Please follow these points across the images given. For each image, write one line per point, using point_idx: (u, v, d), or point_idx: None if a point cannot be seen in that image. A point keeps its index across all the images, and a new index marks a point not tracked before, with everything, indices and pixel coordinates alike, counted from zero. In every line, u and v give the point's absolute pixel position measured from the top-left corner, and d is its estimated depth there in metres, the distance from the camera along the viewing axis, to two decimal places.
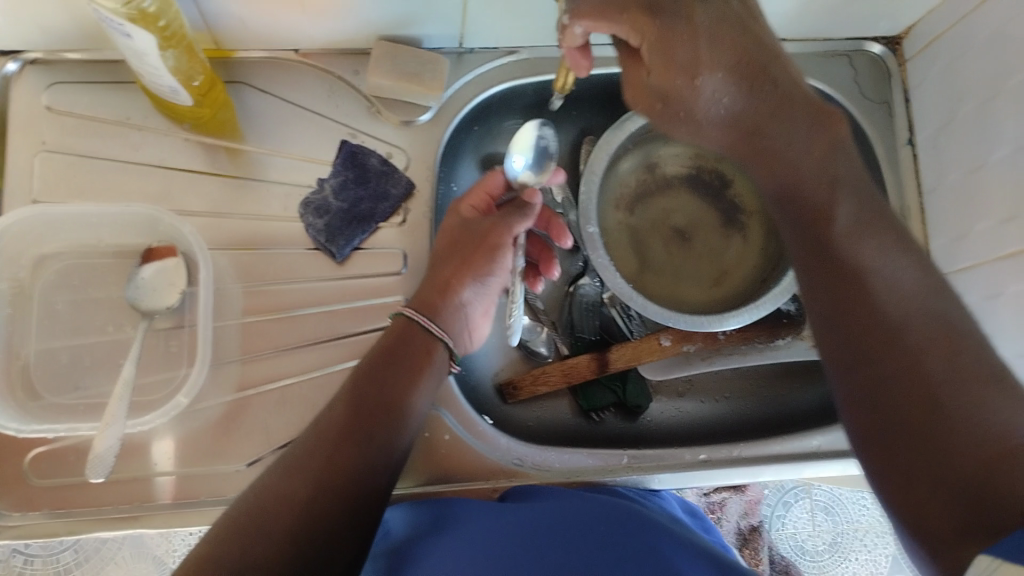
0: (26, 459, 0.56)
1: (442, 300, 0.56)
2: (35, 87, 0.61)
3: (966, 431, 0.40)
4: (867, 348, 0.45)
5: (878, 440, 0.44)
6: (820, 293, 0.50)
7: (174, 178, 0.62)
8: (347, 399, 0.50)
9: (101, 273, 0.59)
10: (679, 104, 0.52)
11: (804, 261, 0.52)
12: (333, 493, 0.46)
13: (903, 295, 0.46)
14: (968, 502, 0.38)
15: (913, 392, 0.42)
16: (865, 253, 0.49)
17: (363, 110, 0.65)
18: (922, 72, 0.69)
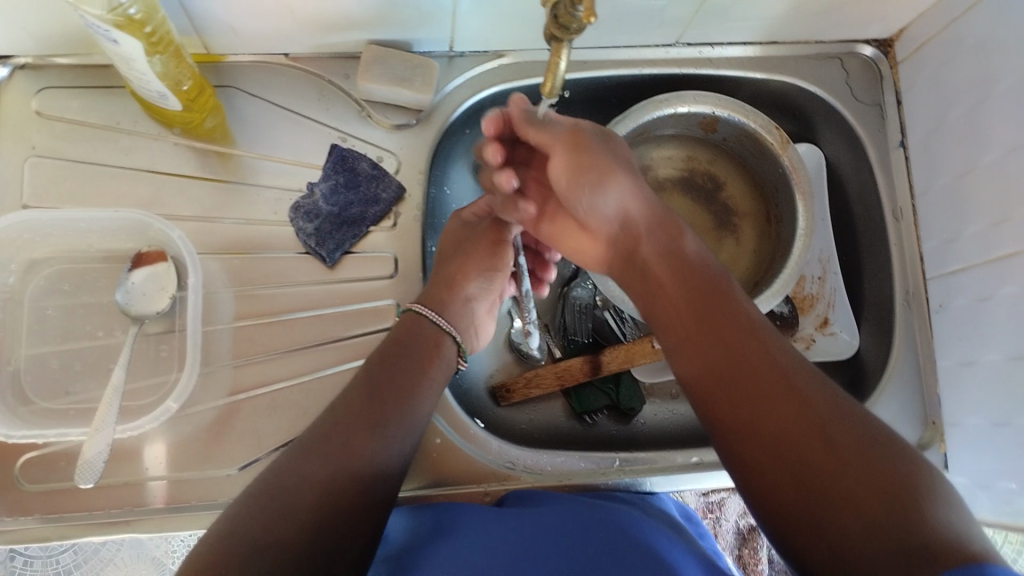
0: (17, 464, 0.56)
1: (448, 296, 0.60)
2: (26, 92, 0.62)
3: (870, 471, 0.38)
4: (754, 399, 0.44)
5: (777, 489, 0.41)
6: (700, 344, 0.48)
7: (165, 183, 0.62)
8: (364, 385, 0.51)
9: (91, 278, 0.59)
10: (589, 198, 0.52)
11: (679, 328, 0.49)
12: (352, 471, 0.46)
13: (783, 355, 0.46)
14: (891, 537, 0.36)
15: (807, 434, 0.41)
16: (735, 312, 0.48)
17: (354, 114, 0.65)
18: (913, 75, 0.69)
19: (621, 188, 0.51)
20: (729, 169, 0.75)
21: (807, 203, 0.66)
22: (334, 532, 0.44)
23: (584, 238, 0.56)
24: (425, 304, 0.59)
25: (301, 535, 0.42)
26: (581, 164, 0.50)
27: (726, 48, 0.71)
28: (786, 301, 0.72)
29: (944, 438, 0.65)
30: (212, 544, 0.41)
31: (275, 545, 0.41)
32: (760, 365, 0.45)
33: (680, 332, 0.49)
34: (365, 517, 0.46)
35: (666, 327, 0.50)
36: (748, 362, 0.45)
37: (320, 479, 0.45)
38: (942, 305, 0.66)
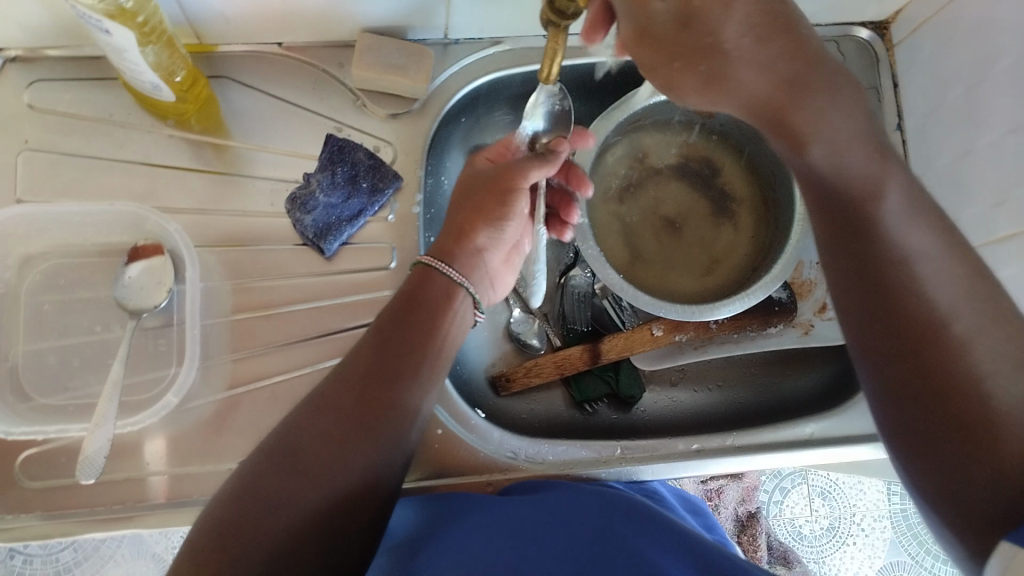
0: (16, 461, 0.56)
1: (457, 247, 0.56)
2: (17, 85, 0.61)
3: (1015, 426, 0.39)
4: (912, 343, 0.44)
5: (913, 429, 0.43)
6: (854, 291, 0.48)
7: (160, 176, 0.61)
8: (374, 342, 0.50)
9: (86, 272, 0.58)
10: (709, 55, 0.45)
11: (825, 226, 0.51)
12: (368, 434, 0.46)
13: (947, 294, 0.44)
14: (1015, 494, 0.38)
15: (944, 369, 0.42)
16: (931, 256, 0.46)
17: (349, 103, 0.64)
18: (910, 57, 0.69)
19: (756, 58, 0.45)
20: (727, 154, 0.74)
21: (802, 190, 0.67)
22: (346, 499, 0.45)
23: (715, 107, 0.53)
24: (437, 257, 0.56)
25: (314, 504, 0.43)
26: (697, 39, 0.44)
27: None
28: (784, 288, 0.71)
29: None
30: (223, 517, 0.42)
31: (286, 515, 0.42)
32: (918, 313, 0.44)
33: (846, 276, 0.49)
34: (379, 482, 0.47)
35: (829, 258, 0.51)
36: (887, 309, 0.46)
37: (339, 440, 0.45)
38: None
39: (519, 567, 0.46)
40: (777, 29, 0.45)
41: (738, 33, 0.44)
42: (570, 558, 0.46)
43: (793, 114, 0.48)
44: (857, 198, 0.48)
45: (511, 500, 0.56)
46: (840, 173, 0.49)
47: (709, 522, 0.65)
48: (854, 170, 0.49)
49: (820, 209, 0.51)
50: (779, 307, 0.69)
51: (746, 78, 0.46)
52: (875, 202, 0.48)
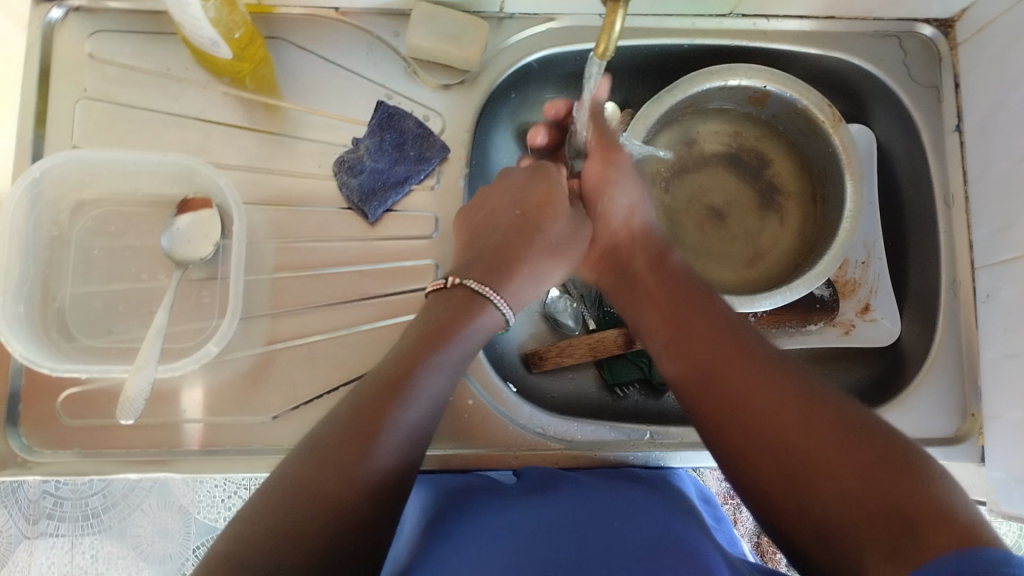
0: (59, 400, 0.58)
1: (514, 278, 0.57)
2: (80, 35, 0.62)
3: (849, 453, 0.39)
4: (742, 407, 0.45)
5: (768, 483, 0.42)
6: (696, 366, 0.49)
7: (212, 131, 0.62)
8: (380, 381, 0.48)
9: (136, 220, 0.60)
10: (605, 169, 0.61)
11: (665, 319, 0.54)
12: (381, 454, 0.45)
13: (774, 364, 0.46)
14: (882, 506, 0.36)
15: (788, 428, 0.42)
16: (750, 341, 0.49)
17: (400, 71, 0.65)
18: (973, 58, 0.67)
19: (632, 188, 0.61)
20: (777, 148, 0.74)
21: (856, 185, 0.66)
22: (363, 523, 0.43)
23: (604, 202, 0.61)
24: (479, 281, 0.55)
25: (335, 530, 0.41)
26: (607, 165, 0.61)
27: (782, 22, 0.69)
28: (827, 285, 0.72)
29: (982, 430, 0.65)
30: (235, 541, 0.39)
31: (304, 539, 0.40)
32: (749, 375, 0.46)
33: (687, 357, 0.50)
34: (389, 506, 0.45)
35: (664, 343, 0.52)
36: (721, 375, 0.47)
37: (350, 467, 0.43)
38: (987, 295, 0.65)
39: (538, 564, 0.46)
40: (613, 163, 0.61)
41: (613, 175, 0.61)
42: (575, 561, 0.46)
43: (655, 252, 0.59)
44: (698, 295, 0.54)
45: (516, 495, 0.56)
46: (688, 279, 0.56)
47: (722, 518, 0.66)
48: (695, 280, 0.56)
49: (664, 307, 0.54)
50: (820, 305, 0.71)
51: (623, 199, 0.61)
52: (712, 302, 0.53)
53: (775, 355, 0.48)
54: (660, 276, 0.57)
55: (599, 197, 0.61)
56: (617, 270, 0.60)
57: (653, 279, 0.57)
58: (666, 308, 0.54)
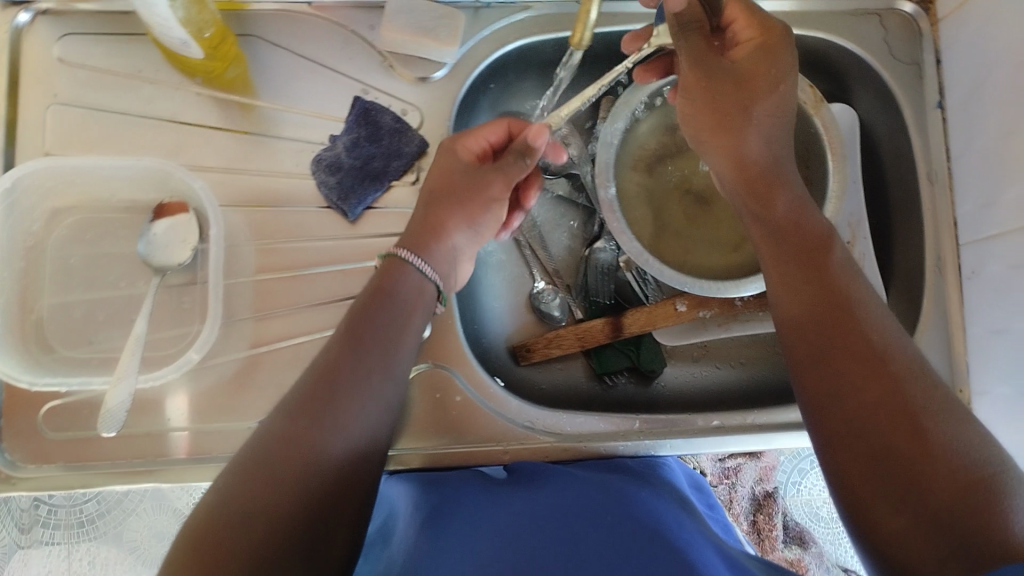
0: (41, 413, 0.57)
1: (435, 244, 0.56)
2: (47, 39, 0.61)
3: (946, 461, 0.39)
4: (845, 389, 0.44)
5: (849, 468, 0.42)
6: (810, 330, 0.47)
7: (187, 133, 0.61)
8: (343, 344, 0.50)
9: (113, 227, 0.59)
10: (746, 93, 0.53)
11: (806, 300, 0.48)
12: (335, 432, 0.46)
13: (888, 344, 0.45)
14: (958, 527, 0.37)
15: (889, 419, 0.41)
16: (874, 319, 0.46)
17: (376, 65, 0.63)
18: (955, 33, 0.67)
19: (765, 118, 0.53)
20: None
21: (838, 164, 0.65)
22: (321, 498, 0.43)
23: (721, 139, 0.54)
24: (409, 248, 0.55)
25: (292, 506, 0.42)
26: (740, 86, 0.53)
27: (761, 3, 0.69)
28: None
29: (971, 406, 0.65)
30: (212, 512, 0.41)
31: (276, 502, 0.42)
32: (864, 359, 0.44)
33: (796, 317, 0.49)
34: (351, 483, 0.46)
35: (790, 312, 0.49)
36: (836, 347, 0.46)
37: (303, 443, 0.44)
38: (973, 271, 0.65)
39: (534, 560, 0.46)
40: (754, 87, 0.53)
41: (766, 103, 0.53)
42: (566, 559, 0.46)
43: (763, 183, 0.53)
44: (818, 254, 0.50)
45: (502, 495, 0.55)
46: (800, 225, 0.52)
47: (712, 504, 0.66)
48: (814, 229, 0.52)
49: (773, 267, 0.51)
50: None
51: (761, 130, 0.53)
52: (829, 265, 0.50)
53: (900, 336, 0.46)
54: (767, 220, 0.53)
55: (733, 118, 0.53)
56: (760, 190, 0.53)
57: (760, 235, 0.53)
58: (788, 277, 0.50)
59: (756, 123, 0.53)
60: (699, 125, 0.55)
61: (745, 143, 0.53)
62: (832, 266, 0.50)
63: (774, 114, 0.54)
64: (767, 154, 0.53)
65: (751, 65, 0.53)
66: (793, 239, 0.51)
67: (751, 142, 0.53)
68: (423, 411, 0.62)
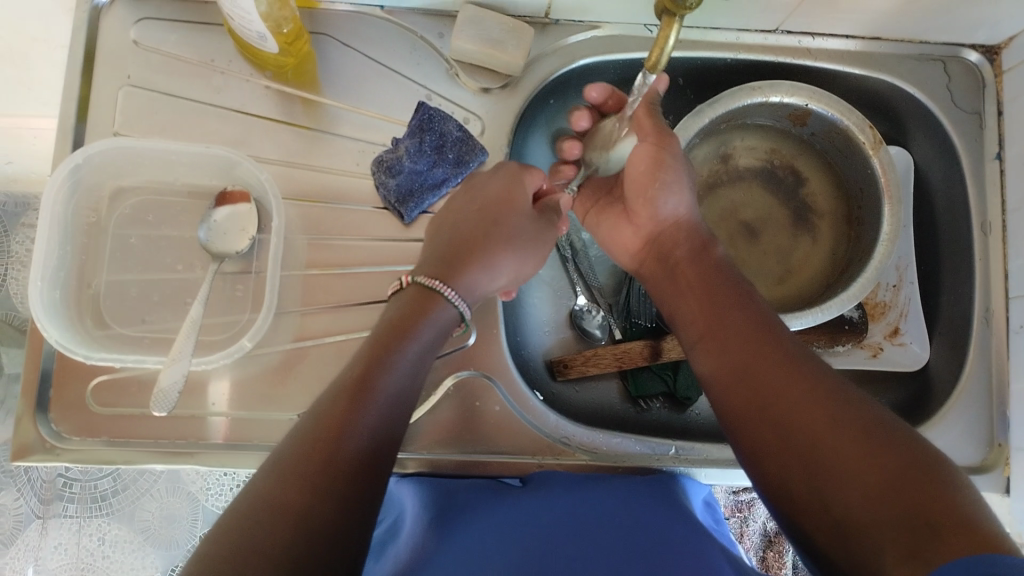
0: (88, 387, 0.58)
1: (463, 266, 0.54)
2: (125, 21, 0.62)
3: (877, 441, 0.39)
4: (771, 399, 0.43)
5: (779, 467, 0.42)
6: (725, 349, 0.48)
7: (252, 124, 0.62)
8: (347, 376, 0.46)
9: (174, 210, 0.60)
10: (668, 174, 0.56)
11: (721, 323, 0.49)
12: (338, 470, 0.41)
13: (802, 353, 0.46)
14: (903, 505, 0.36)
15: (817, 414, 0.41)
16: (784, 332, 0.48)
17: (442, 72, 0.64)
18: (1019, 86, 0.67)
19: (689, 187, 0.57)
20: (813, 166, 0.74)
21: (894, 209, 0.65)
22: (337, 519, 0.40)
23: (626, 231, 0.61)
24: (432, 276, 0.54)
25: (285, 549, 0.37)
26: (661, 165, 0.56)
27: (827, 40, 0.69)
28: (856, 307, 0.71)
29: (1008, 460, 0.64)
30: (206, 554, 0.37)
31: (267, 546, 0.37)
32: (780, 364, 0.45)
33: (714, 342, 0.49)
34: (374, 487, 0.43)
35: (705, 341, 0.50)
36: (755, 358, 0.46)
37: (321, 454, 0.42)
38: (1022, 326, 0.65)
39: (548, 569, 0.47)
40: (671, 152, 0.56)
41: (680, 172, 0.57)
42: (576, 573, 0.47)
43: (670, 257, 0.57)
44: (736, 284, 0.52)
45: (517, 500, 0.56)
46: (723, 264, 0.54)
47: None
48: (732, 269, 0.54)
49: (687, 304, 0.53)
50: (848, 326, 0.70)
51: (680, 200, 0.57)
52: (747, 290, 0.51)
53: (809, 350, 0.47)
54: (700, 260, 0.55)
55: (657, 180, 0.56)
56: (660, 259, 0.57)
57: (687, 273, 0.54)
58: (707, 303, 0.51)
59: (670, 193, 0.57)
60: (632, 189, 0.58)
61: (639, 215, 0.59)
62: (747, 289, 0.51)
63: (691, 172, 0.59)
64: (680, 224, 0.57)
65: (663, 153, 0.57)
66: (718, 274, 0.53)
67: (666, 214, 0.57)
68: (460, 417, 0.62)
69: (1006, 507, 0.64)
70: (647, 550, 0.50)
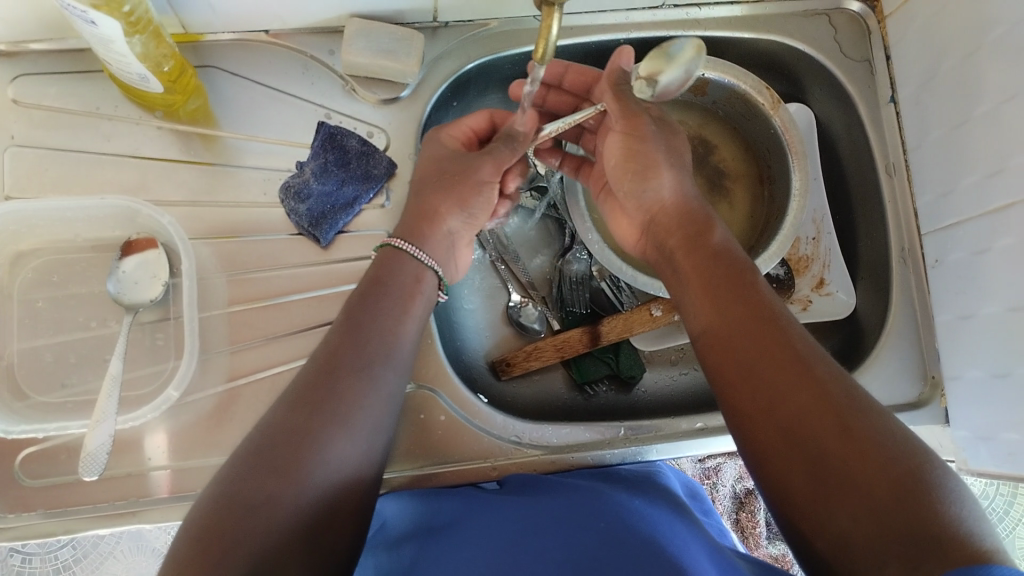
0: (17, 461, 0.55)
1: (429, 230, 0.56)
2: (1, 80, 0.60)
3: (879, 452, 0.39)
4: (776, 398, 0.44)
5: (788, 473, 0.42)
6: (731, 339, 0.48)
7: (150, 167, 0.61)
8: (341, 336, 0.49)
9: (80, 267, 0.58)
10: (637, 161, 0.58)
11: (725, 313, 0.49)
12: (335, 435, 0.45)
13: (809, 347, 0.46)
14: (901, 519, 0.37)
15: (823, 419, 0.42)
16: (791, 326, 0.47)
17: (339, 88, 0.63)
18: (901, 29, 0.69)
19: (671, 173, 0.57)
20: (720, 133, 0.75)
21: (800, 164, 0.67)
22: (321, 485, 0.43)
23: (626, 223, 0.62)
24: (403, 237, 0.55)
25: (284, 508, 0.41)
26: (631, 151, 0.58)
27: (713, 8, 0.70)
28: (781, 264, 0.73)
29: (943, 392, 0.66)
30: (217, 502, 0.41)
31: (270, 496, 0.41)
32: (784, 362, 0.45)
33: (718, 331, 0.49)
34: (363, 462, 0.47)
35: (710, 327, 0.50)
36: (760, 354, 0.46)
37: (317, 412, 0.45)
38: (936, 260, 0.66)
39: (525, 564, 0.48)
40: (644, 140, 0.58)
41: (656, 153, 0.58)
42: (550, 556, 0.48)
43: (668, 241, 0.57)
44: (736, 270, 0.51)
45: (498, 501, 0.56)
46: (729, 251, 0.53)
47: (709, 510, 0.66)
48: (737, 253, 0.53)
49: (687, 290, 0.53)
50: (776, 284, 0.72)
51: (663, 185, 0.57)
52: (753, 278, 0.51)
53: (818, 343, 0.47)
54: (698, 242, 0.54)
55: (640, 171, 0.58)
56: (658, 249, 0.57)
57: (687, 256, 0.54)
58: (709, 290, 0.51)
59: (653, 181, 0.58)
60: (613, 177, 0.60)
61: (630, 205, 0.60)
62: (754, 278, 0.51)
63: (677, 156, 0.59)
64: (686, 207, 0.57)
65: (630, 152, 0.58)
66: (717, 257, 0.52)
67: (656, 199, 0.58)
68: (408, 432, 0.61)
69: (949, 437, 0.66)
70: (614, 527, 0.50)
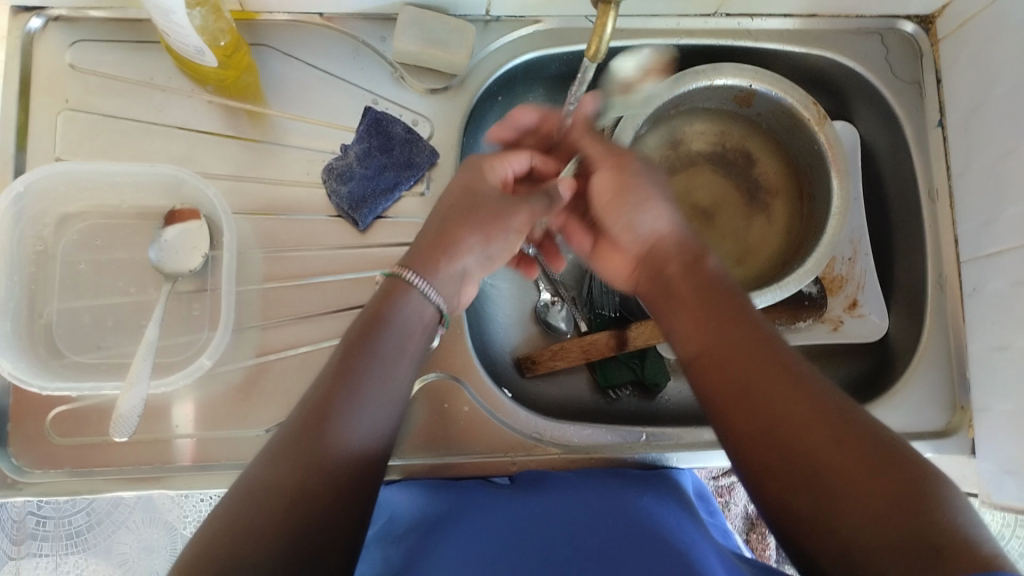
0: (48, 418, 0.56)
1: (446, 264, 0.51)
2: (59, 44, 0.61)
3: (883, 465, 0.37)
4: (772, 419, 0.41)
5: (792, 500, 0.39)
6: (719, 359, 0.45)
7: (197, 140, 0.61)
8: (335, 368, 0.46)
9: (123, 232, 0.59)
10: (626, 201, 0.54)
11: (711, 331, 0.46)
12: (325, 467, 0.42)
13: (797, 362, 0.44)
14: (912, 536, 0.34)
15: (822, 437, 0.39)
16: (776, 340, 0.45)
17: (387, 75, 0.64)
18: (954, 53, 0.68)
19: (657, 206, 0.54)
20: (762, 146, 0.75)
21: (842, 182, 0.66)
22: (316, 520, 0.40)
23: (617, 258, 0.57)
24: (410, 267, 0.51)
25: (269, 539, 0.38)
26: (621, 185, 0.54)
27: (765, 20, 0.70)
28: (814, 282, 0.72)
29: (971, 423, 0.65)
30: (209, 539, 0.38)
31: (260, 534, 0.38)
32: (776, 379, 0.42)
33: (707, 351, 0.46)
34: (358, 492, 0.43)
35: (697, 349, 0.46)
36: (751, 372, 0.43)
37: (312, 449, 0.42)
38: (975, 288, 0.65)
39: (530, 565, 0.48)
40: (628, 172, 0.54)
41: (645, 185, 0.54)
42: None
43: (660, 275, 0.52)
44: (723, 285, 0.49)
45: (508, 498, 0.56)
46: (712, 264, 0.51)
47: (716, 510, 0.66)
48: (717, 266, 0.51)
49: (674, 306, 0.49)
50: (809, 302, 0.72)
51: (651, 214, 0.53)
52: (741, 295, 0.48)
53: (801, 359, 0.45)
54: (693, 263, 0.51)
55: (622, 203, 0.54)
56: (653, 280, 0.52)
57: (678, 275, 0.50)
58: (699, 303, 0.48)
59: (641, 217, 0.53)
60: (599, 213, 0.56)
61: (621, 239, 0.55)
62: (739, 294, 0.48)
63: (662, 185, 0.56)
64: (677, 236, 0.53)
65: (617, 187, 0.54)
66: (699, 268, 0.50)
67: (643, 233, 0.53)
68: (431, 421, 0.62)
69: (974, 469, 0.65)
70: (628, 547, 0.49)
